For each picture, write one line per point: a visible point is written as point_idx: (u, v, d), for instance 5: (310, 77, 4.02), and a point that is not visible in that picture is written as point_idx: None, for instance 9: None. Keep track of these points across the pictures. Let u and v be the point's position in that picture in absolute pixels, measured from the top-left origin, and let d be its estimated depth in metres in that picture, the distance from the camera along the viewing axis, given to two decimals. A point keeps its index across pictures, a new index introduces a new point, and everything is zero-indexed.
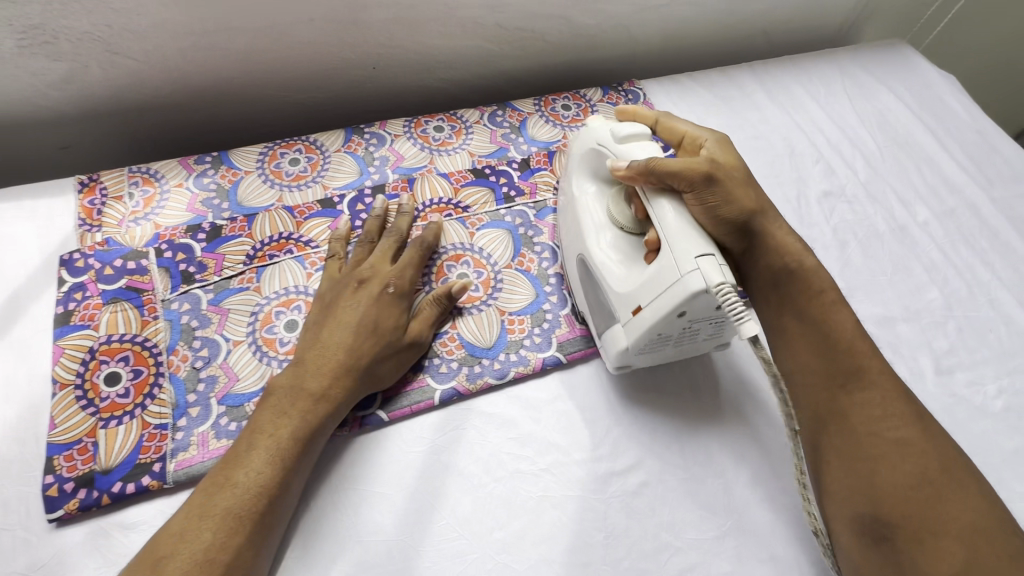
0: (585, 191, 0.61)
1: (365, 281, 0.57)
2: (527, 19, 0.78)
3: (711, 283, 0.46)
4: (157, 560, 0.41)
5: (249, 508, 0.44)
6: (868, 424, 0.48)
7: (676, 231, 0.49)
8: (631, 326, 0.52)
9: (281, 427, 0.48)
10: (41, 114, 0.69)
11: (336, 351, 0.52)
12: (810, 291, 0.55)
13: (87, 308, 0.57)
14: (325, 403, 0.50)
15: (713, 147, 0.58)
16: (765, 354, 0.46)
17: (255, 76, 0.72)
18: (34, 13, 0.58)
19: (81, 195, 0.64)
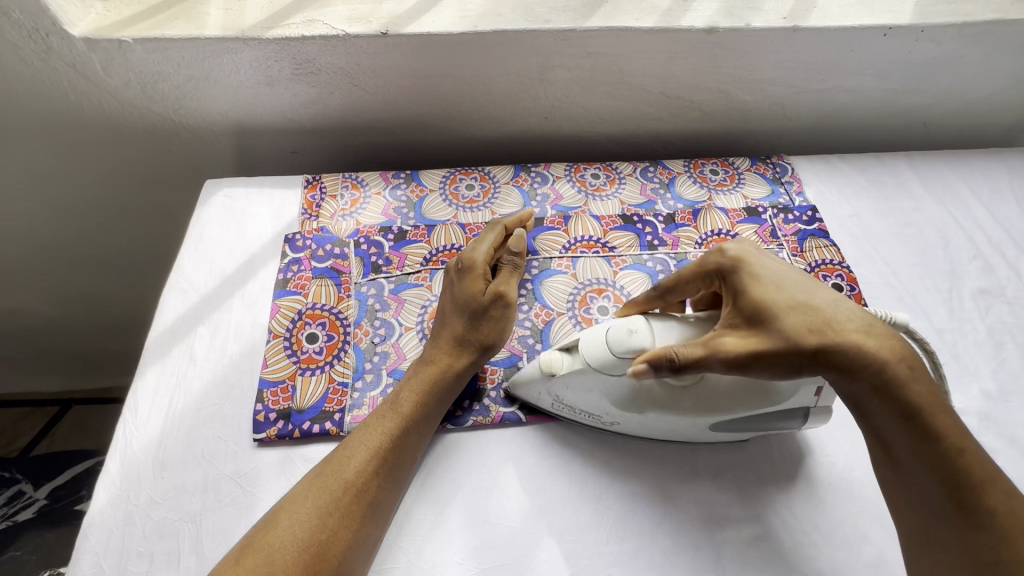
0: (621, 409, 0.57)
1: (447, 275, 0.66)
2: (689, 90, 0.86)
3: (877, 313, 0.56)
4: (314, 481, 0.53)
5: (379, 447, 0.55)
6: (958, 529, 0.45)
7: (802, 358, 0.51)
8: (823, 399, 0.55)
9: (403, 388, 0.59)
10: (287, 125, 0.87)
11: (437, 329, 0.63)
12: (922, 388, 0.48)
13: (300, 278, 0.71)
14: (433, 366, 0.60)
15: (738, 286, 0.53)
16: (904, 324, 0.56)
17: (451, 114, 0.87)
18: (312, 51, 0.76)
19: (306, 190, 0.80)
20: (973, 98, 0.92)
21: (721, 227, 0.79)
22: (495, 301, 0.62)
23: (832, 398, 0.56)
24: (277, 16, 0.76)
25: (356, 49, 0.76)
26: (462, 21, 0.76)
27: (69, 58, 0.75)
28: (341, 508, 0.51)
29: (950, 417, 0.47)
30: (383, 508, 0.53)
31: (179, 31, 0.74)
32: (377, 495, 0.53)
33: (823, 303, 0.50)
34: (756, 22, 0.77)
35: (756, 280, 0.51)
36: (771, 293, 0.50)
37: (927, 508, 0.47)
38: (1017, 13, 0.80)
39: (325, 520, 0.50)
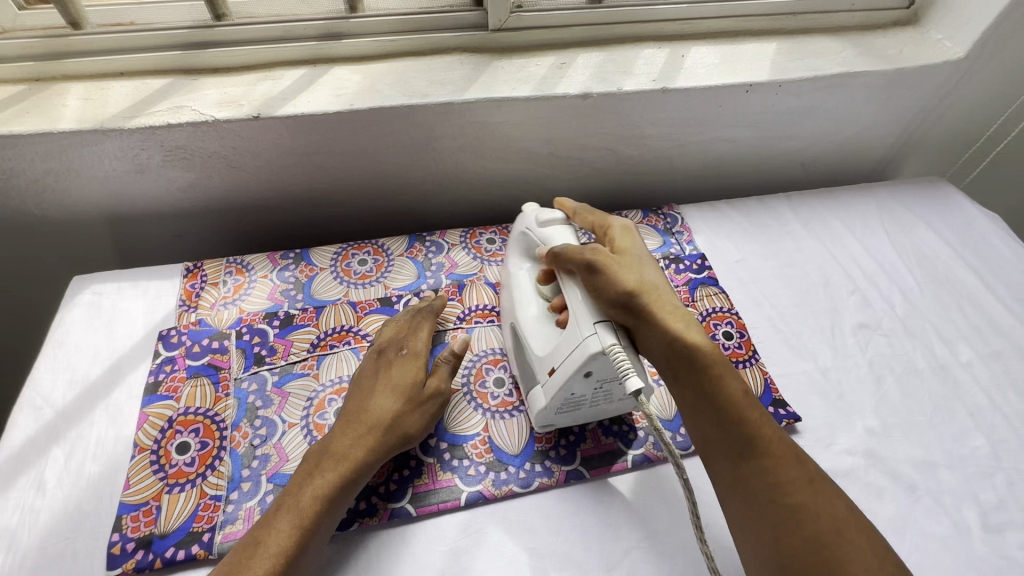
0: (519, 268, 0.68)
1: (383, 357, 0.64)
2: (577, 149, 0.88)
3: (605, 344, 0.52)
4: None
5: (271, 560, 0.49)
6: (770, 492, 0.50)
7: (578, 305, 0.56)
8: (548, 385, 0.59)
9: (305, 488, 0.54)
10: (168, 210, 0.83)
11: (362, 415, 0.59)
12: (702, 365, 0.56)
13: (173, 379, 0.66)
14: (346, 463, 0.56)
15: (615, 236, 0.65)
16: (649, 410, 0.49)
17: (342, 187, 0.85)
18: (181, 137, 0.73)
19: (186, 279, 0.76)
20: (839, 140, 0.99)
21: None
22: (429, 397, 0.61)
23: (543, 400, 0.59)
24: (142, 104, 0.74)
25: (229, 133, 0.74)
26: (337, 100, 0.75)
27: None
28: None
29: (723, 369, 0.57)
30: None
31: (30, 126, 0.69)
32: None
33: (661, 285, 0.61)
34: (628, 86, 0.80)
35: (630, 246, 0.64)
36: (635, 257, 0.62)
37: (730, 450, 0.53)
38: (860, 66, 0.87)
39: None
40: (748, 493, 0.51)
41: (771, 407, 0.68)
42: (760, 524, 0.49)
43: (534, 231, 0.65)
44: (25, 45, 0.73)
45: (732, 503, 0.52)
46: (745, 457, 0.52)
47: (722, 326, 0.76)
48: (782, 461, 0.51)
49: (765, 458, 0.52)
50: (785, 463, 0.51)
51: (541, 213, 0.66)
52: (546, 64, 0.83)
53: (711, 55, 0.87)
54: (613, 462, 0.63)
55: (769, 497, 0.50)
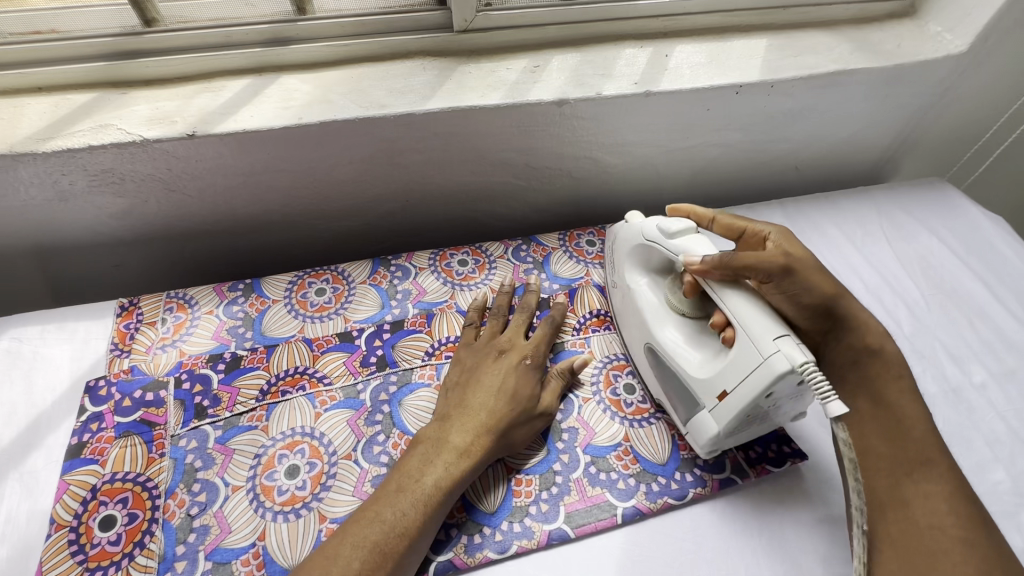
0: (638, 283, 0.65)
1: (499, 360, 0.62)
2: (555, 159, 0.81)
3: (796, 363, 0.47)
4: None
5: (389, 547, 0.48)
6: (930, 517, 0.47)
7: (748, 317, 0.51)
8: (717, 409, 0.54)
9: (425, 475, 0.53)
10: (102, 239, 0.75)
11: (480, 412, 0.57)
12: (884, 373, 0.54)
13: (99, 440, 0.58)
14: (466, 459, 0.54)
15: (779, 239, 0.58)
16: (852, 429, 0.47)
17: (296, 208, 0.77)
18: (106, 160, 0.65)
19: (119, 318, 0.68)
20: (835, 141, 0.93)
21: (599, 308, 0.74)
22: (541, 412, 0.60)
23: (712, 424, 0.55)
24: (60, 124, 0.65)
25: (161, 154, 0.66)
26: (284, 114, 0.67)
27: None
28: None
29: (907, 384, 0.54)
30: None
31: None
32: None
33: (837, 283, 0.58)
34: (608, 90, 0.73)
35: (791, 244, 0.58)
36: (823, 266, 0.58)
37: (894, 463, 0.50)
38: (857, 63, 0.80)
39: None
40: (903, 515, 0.48)
41: (774, 445, 0.62)
42: (910, 549, 0.46)
43: (663, 244, 0.59)
44: None
45: (874, 521, 0.49)
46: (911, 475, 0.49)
47: None
48: (945, 490, 0.48)
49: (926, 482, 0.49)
50: (939, 479, 0.49)
51: (663, 222, 0.60)
52: (517, 67, 0.76)
53: (697, 54, 0.80)
54: (601, 517, 0.56)
55: (929, 523, 0.47)
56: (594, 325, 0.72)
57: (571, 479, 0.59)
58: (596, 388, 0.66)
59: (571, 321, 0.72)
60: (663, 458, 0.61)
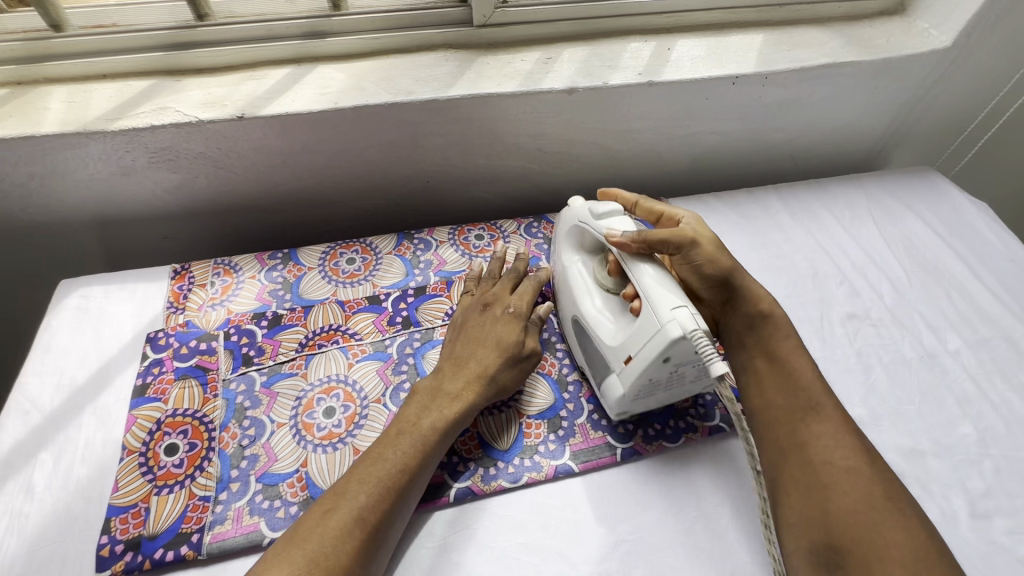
0: (572, 262, 0.71)
1: (484, 313, 0.68)
2: (565, 144, 0.88)
3: (688, 329, 0.53)
4: (304, 528, 0.49)
5: (388, 484, 0.53)
6: (823, 454, 0.54)
7: (652, 289, 0.57)
8: (625, 375, 0.60)
9: (421, 419, 0.58)
10: (155, 212, 0.83)
11: (470, 361, 0.63)
12: (777, 333, 0.63)
13: (161, 382, 0.66)
14: (459, 404, 0.60)
15: (691, 222, 0.67)
16: (731, 393, 0.52)
17: (329, 186, 0.85)
18: (165, 139, 0.73)
19: (173, 281, 0.76)
20: (828, 131, 0.99)
21: None
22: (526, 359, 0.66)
23: (619, 386, 0.61)
24: (125, 106, 0.73)
25: (214, 134, 0.74)
26: (321, 99, 0.75)
27: None
28: None
29: (796, 342, 0.62)
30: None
31: (13, 130, 0.69)
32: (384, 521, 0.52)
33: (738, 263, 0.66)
34: (614, 80, 0.80)
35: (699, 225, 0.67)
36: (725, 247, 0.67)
37: (791, 412, 0.57)
38: (847, 56, 0.87)
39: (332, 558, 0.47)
40: (802, 460, 0.54)
41: None
42: (808, 480, 0.52)
43: (591, 224, 0.66)
44: (6, 48, 0.73)
45: (779, 471, 0.55)
46: (805, 418, 0.56)
47: None
48: (836, 429, 0.55)
49: (818, 427, 0.55)
50: (829, 420, 0.56)
51: (594, 205, 0.67)
52: (531, 59, 0.83)
53: (697, 48, 0.87)
54: (602, 455, 0.63)
55: (825, 461, 0.53)
56: None
57: (576, 424, 0.66)
58: None
59: None
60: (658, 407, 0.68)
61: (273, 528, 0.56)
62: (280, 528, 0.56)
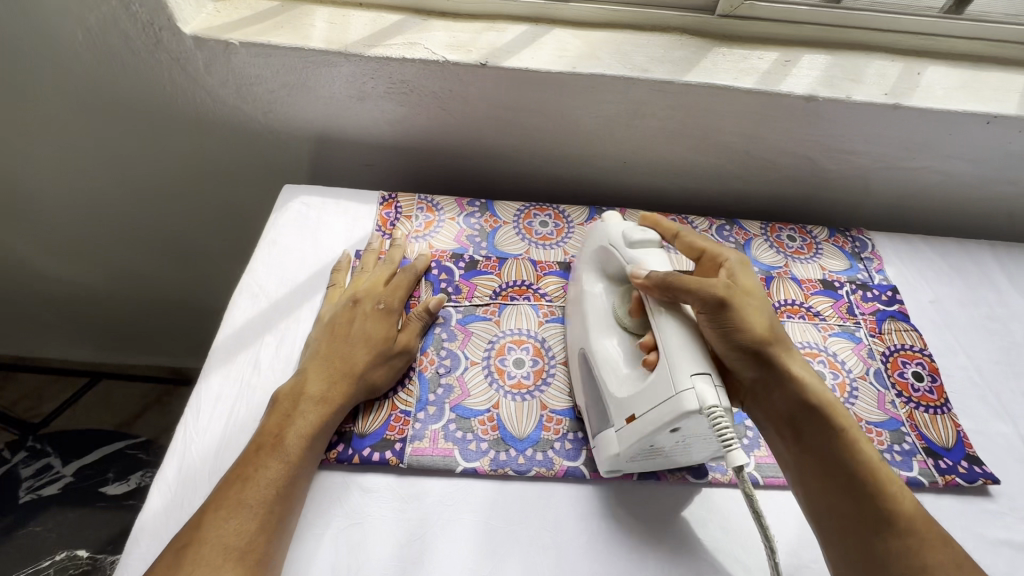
0: (594, 288, 0.65)
1: (359, 309, 0.65)
2: (775, 153, 0.85)
3: (706, 403, 0.48)
4: (190, 554, 0.46)
5: (262, 501, 0.51)
6: (911, 575, 0.48)
7: (676, 348, 0.51)
8: (625, 430, 0.54)
9: (284, 429, 0.55)
10: (369, 140, 0.88)
11: (336, 359, 0.61)
12: (826, 420, 0.55)
13: None
14: (325, 407, 0.57)
15: (734, 268, 0.61)
16: (748, 480, 0.48)
17: (531, 149, 0.87)
18: (408, 73, 0.76)
19: (381, 207, 0.80)
20: None
21: (794, 298, 0.77)
22: (401, 352, 0.63)
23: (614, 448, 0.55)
24: (379, 35, 0.77)
25: (454, 76, 0.76)
26: (560, 61, 0.76)
27: (176, 53, 0.76)
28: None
29: (856, 433, 0.55)
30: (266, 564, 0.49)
31: (284, 39, 0.75)
32: (279, 513, 0.51)
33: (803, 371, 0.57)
34: (858, 95, 0.76)
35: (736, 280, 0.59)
36: (774, 320, 0.58)
37: (864, 523, 0.51)
38: None
39: (221, 571, 0.46)
40: (887, 575, 0.48)
41: (965, 462, 0.63)
42: None
43: (622, 250, 0.61)
44: None
45: None
46: (882, 534, 0.50)
47: (912, 365, 0.71)
48: (922, 543, 0.49)
49: (894, 542, 0.49)
50: (906, 532, 0.50)
51: (628, 232, 0.63)
52: (769, 58, 0.80)
53: (951, 78, 0.80)
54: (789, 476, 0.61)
55: None
56: (788, 311, 0.75)
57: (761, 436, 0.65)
58: None
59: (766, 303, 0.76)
60: None
61: (466, 458, 0.59)
62: (472, 459, 0.59)
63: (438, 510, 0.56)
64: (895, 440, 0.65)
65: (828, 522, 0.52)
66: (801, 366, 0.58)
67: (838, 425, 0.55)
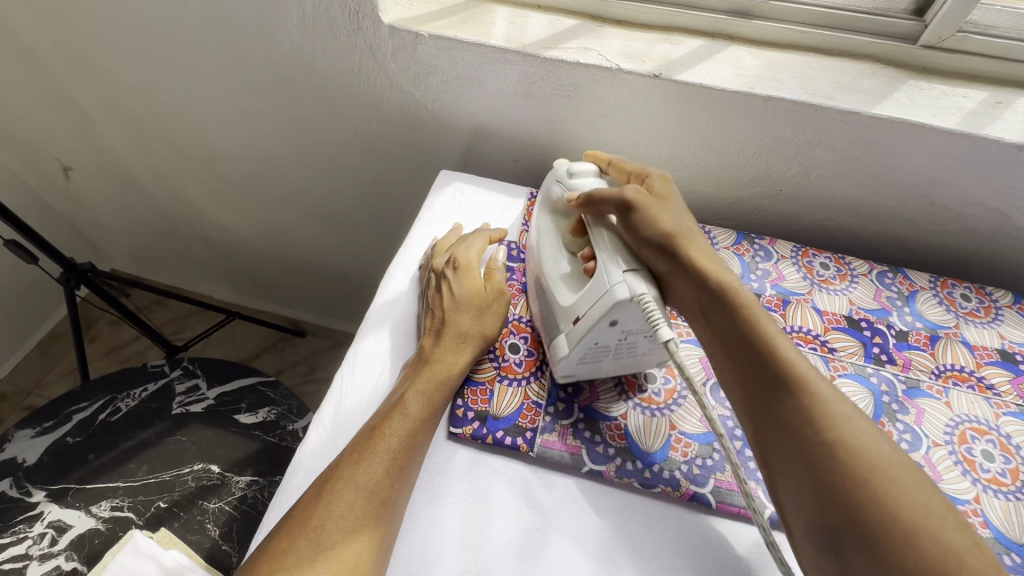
0: (543, 223, 0.69)
1: (441, 275, 0.67)
2: (962, 203, 0.76)
3: (636, 292, 0.53)
4: (328, 489, 0.51)
5: (389, 453, 0.54)
6: (813, 436, 0.46)
7: (609, 250, 0.57)
8: (572, 334, 0.58)
9: (407, 392, 0.59)
10: (522, 137, 0.91)
11: (443, 321, 0.63)
12: (732, 306, 0.54)
13: (512, 287, 0.74)
14: (444, 376, 0.60)
15: (655, 180, 0.64)
16: (679, 358, 0.50)
17: (683, 164, 0.85)
18: (578, 77, 0.78)
19: (529, 203, 0.83)
20: None
21: (963, 364, 0.69)
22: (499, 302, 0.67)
23: (564, 349, 0.59)
24: (555, 38, 0.80)
25: (623, 85, 0.77)
26: (736, 80, 0.74)
27: (370, 40, 0.84)
28: (354, 517, 0.50)
29: (760, 312, 0.54)
30: (393, 509, 0.52)
31: (468, 35, 0.79)
32: (406, 467, 0.54)
33: (665, 219, 0.58)
34: None
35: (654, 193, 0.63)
36: (675, 215, 0.60)
37: (760, 389, 0.50)
38: None
39: (354, 509, 0.50)
40: (782, 436, 0.48)
41: None
42: (795, 465, 0.46)
43: (564, 180, 0.67)
44: None
45: (769, 460, 0.49)
46: (778, 397, 0.49)
47: None
48: (825, 408, 0.47)
49: (795, 405, 0.48)
50: (808, 399, 0.48)
51: (569, 165, 0.68)
52: (977, 98, 0.72)
53: None
54: None
55: (806, 441, 0.46)
56: (954, 377, 0.68)
57: None
58: (949, 439, 0.63)
59: (929, 364, 0.69)
60: (1022, 537, 0.57)
61: (592, 460, 0.60)
62: (599, 462, 0.60)
63: (560, 506, 0.57)
64: None
65: (745, 398, 0.52)
66: (714, 261, 0.57)
67: (735, 300, 0.54)
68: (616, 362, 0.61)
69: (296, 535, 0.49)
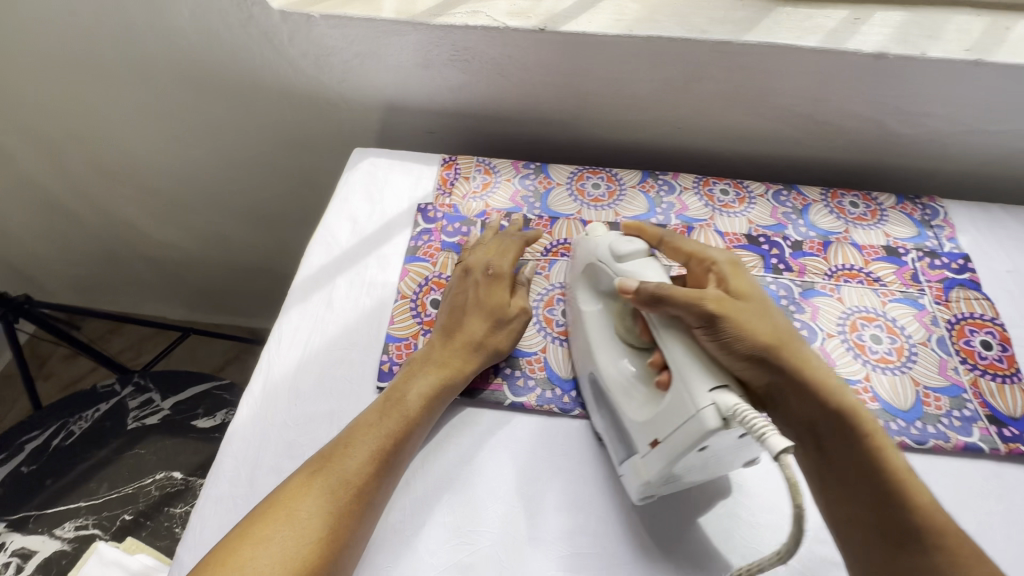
0: (591, 309, 0.62)
1: (474, 277, 0.68)
2: (840, 117, 0.82)
3: (728, 413, 0.46)
4: (316, 476, 0.52)
5: (378, 447, 0.55)
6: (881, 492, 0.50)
7: (684, 364, 0.50)
8: (652, 457, 0.52)
9: (409, 389, 0.59)
10: (432, 107, 0.93)
11: (465, 332, 0.64)
12: (844, 417, 0.52)
13: (430, 247, 0.76)
14: (444, 373, 0.61)
15: (727, 268, 0.59)
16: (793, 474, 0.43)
17: (587, 114, 0.89)
18: (470, 40, 0.80)
19: (442, 168, 0.85)
20: None
21: (853, 263, 0.75)
22: (519, 316, 0.66)
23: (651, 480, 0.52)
24: (445, 5, 0.82)
25: (513, 43, 0.80)
26: (617, 25, 0.78)
27: (265, 28, 0.85)
28: (338, 506, 0.51)
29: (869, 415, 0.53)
30: (376, 501, 0.53)
31: (358, 12, 0.81)
32: (392, 462, 0.55)
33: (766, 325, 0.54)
34: (933, 53, 0.73)
35: (734, 279, 0.58)
36: (779, 321, 0.56)
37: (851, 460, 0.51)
38: None
39: (335, 499, 0.51)
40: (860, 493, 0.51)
41: None
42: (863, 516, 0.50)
43: (610, 264, 0.58)
44: None
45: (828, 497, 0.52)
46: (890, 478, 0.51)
47: (980, 334, 0.68)
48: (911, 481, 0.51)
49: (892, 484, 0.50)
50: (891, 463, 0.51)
51: (615, 240, 0.60)
52: (838, 17, 0.78)
53: None
54: None
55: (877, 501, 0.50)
56: (846, 276, 0.74)
57: None
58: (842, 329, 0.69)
59: (823, 267, 0.74)
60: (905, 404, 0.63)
61: (514, 393, 0.63)
62: (519, 394, 0.63)
63: (487, 438, 0.61)
64: (954, 406, 0.63)
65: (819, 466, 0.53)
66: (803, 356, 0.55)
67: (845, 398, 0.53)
68: (704, 469, 0.55)
69: (266, 524, 0.49)
